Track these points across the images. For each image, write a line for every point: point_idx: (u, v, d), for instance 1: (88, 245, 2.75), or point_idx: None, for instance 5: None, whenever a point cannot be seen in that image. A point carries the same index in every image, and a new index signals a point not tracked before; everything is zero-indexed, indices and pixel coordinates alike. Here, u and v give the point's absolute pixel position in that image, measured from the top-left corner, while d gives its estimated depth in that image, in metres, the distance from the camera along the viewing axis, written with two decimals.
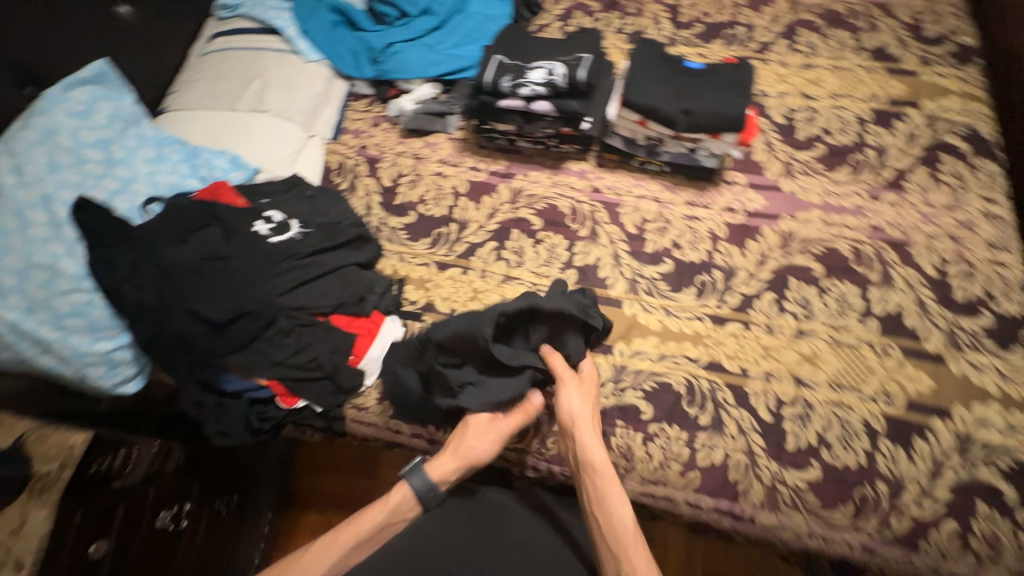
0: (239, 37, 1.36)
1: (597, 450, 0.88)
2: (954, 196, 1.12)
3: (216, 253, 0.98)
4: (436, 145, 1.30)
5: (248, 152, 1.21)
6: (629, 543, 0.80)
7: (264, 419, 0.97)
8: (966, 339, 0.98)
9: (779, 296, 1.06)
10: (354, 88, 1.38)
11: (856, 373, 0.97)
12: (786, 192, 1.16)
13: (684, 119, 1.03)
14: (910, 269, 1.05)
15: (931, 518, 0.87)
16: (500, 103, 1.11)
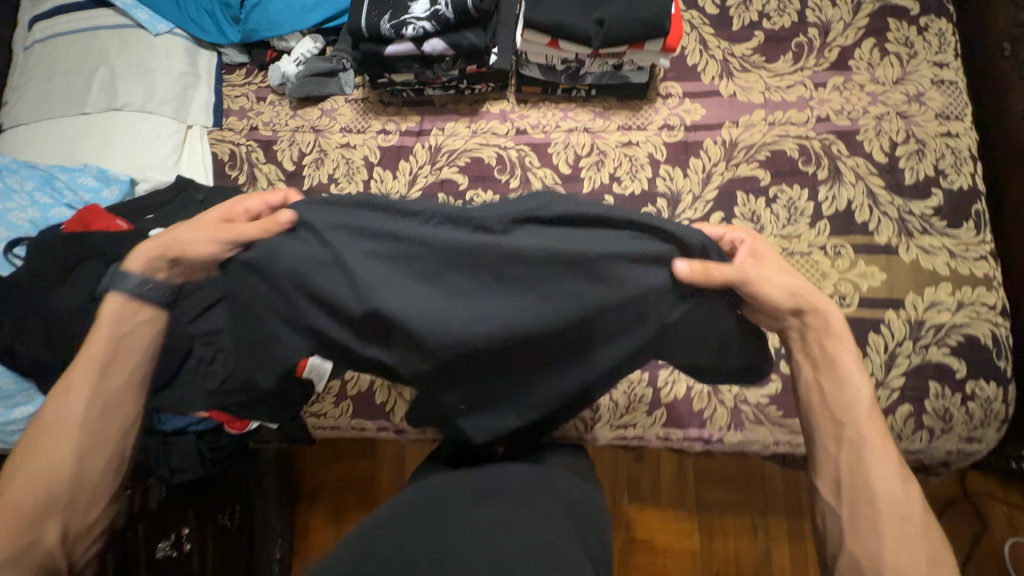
0: (61, 17, 1.09)
1: (815, 316, 0.60)
2: (904, 68, 1.01)
3: (102, 292, 0.86)
4: (335, 112, 1.13)
5: (116, 161, 1.04)
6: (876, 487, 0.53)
7: (217, 448, 0.95)
8: (917, 225, 0.94)
9: (727, 214, 0.99)
10: (225, 57, 1.16)
11: (810, 281, 0.94)
12: (725, 96, 1.05)
13: (598, 32, 0.88)
14: (859, 159, 0.98)
15: (887, 405, 0.90)
16: (387, 50, 0.91)
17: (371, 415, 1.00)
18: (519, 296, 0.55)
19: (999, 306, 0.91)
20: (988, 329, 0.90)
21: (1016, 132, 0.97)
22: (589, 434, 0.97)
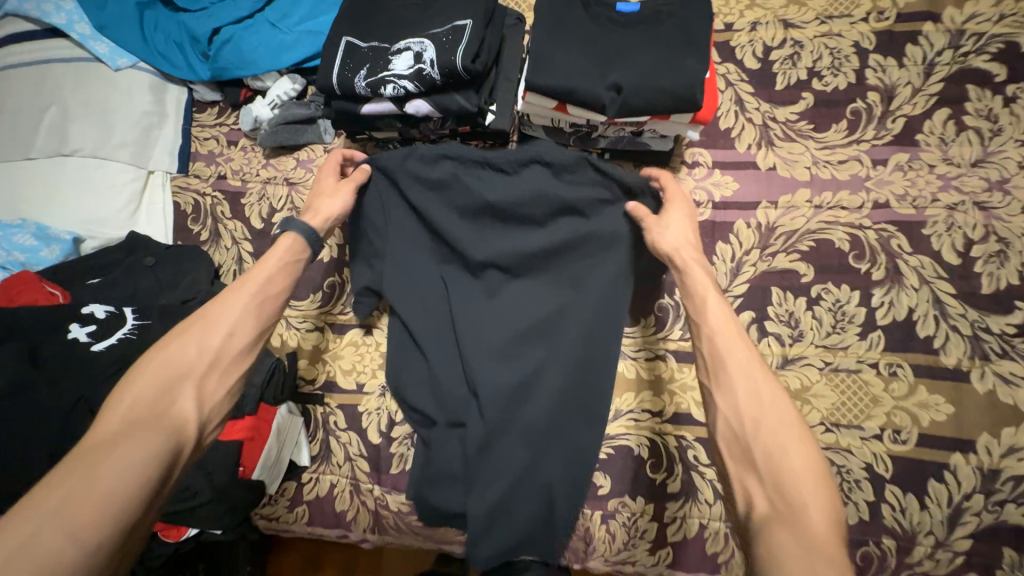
0: (12, 45, 0.97)
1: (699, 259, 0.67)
2: (986, 147, 0.84)
3: (12, 386, 0.73)
4: (312, 163, 1.00)
5: (63, 213, 0.92)
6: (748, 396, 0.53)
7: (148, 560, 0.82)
8: (994, 347, 0.77)
9: (759, 315, 0.83)
10: (196, 94, 1.04)
11: (858, 407, 0.78)
12: (763, 169, 0.89)
13: (615, 100, 0.72)
14: (925, 258, 0.81)
15: (947, 573, 0.73)
16: (362, 109, 0.77)
17: (328, 523, 0.86)
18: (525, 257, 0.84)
19: None
20: None
21: None
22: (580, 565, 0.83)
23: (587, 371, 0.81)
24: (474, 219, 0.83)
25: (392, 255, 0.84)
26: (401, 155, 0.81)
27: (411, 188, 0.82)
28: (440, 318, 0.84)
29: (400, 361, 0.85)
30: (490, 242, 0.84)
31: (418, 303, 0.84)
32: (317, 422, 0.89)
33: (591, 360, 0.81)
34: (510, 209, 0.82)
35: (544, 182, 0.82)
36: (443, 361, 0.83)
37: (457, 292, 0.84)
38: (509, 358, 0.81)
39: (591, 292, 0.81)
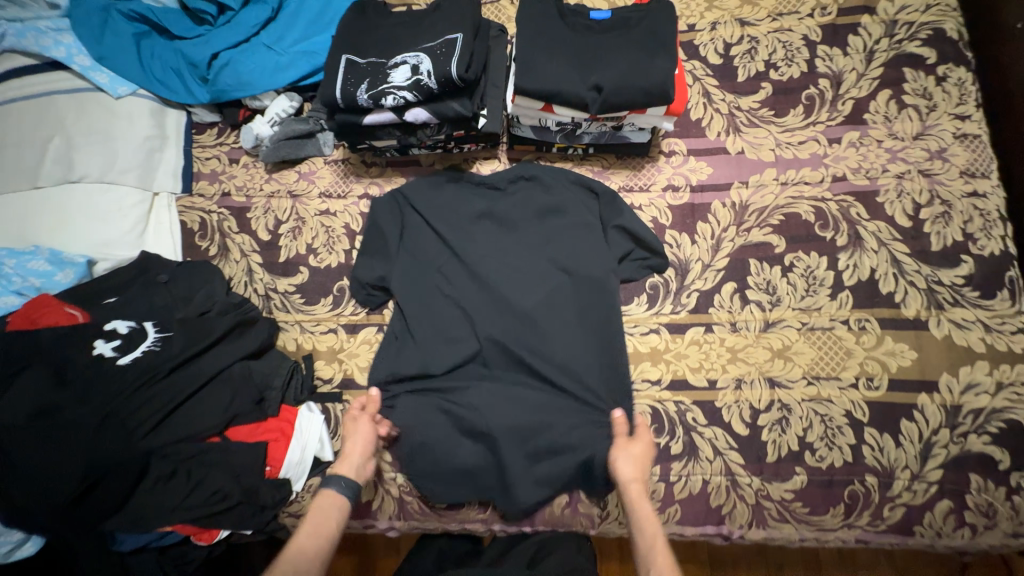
0: (10, 79, 1.00)
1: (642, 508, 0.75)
2: (924, 121, 0.94)
3: (44, 404, 0.76)
4: (313, 175, 1.05)
5: (75, 237, 0.95)
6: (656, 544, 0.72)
7: (182, 565, 0.85)
8: (947, 296, 0.86)
9: (740, 285, 0.91)
10: (195, 116, 1.08)
11: (834, 360, 0.86)
12: (733, 154, 0.97)
13: (596, 99, 0.80)
14: (881, 222, 0.91)
15: (924, 501, 0.81)
16: (364, 120, 0.83)
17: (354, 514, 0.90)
18: (523, 248, 0.94)
19: None
20: None
21: None
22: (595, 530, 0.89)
23: (587, 341, 0.89)
24: (476, 223, 0.96)
25: (404, 256, 0.95)
26: (419, 184, 0.99)
27: (422, 203, 0.97)
28: (448, 309, 0.93)
29: (408, 351, 0.92)
30: (491, 239, 0.95)
31: (428, 297, 0.93)
32: (336, 418, 0.93)
33: (591, 332, 0.90)
34: (506, 210, 0.96)
35: (533, 184, 0.97)
36: (455, 347, 0.90)
37: (464, 286, 0.93)
38: (517, 337, 0.90)
39: (584, 272, 0.91)
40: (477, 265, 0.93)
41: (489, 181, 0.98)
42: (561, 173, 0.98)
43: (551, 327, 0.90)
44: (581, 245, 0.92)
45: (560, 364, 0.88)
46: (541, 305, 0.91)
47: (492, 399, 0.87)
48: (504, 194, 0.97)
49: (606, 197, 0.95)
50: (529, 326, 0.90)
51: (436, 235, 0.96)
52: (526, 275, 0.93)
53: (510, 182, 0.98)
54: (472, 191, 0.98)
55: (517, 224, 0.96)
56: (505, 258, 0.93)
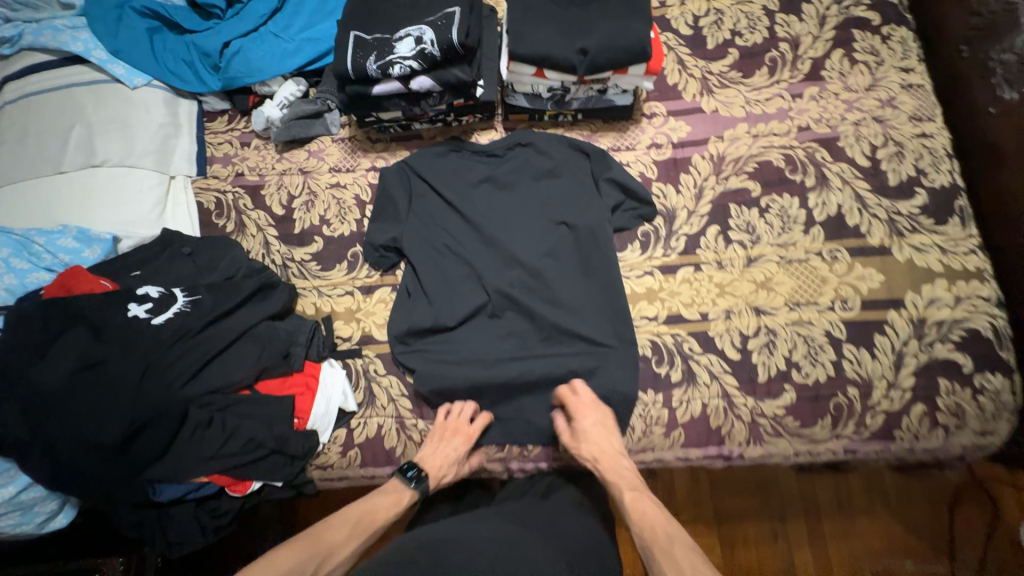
0: (32, 76, 1.06)
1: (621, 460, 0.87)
2: (874, 75, 1.06)
3: (86, 361, 0.81)
4: (322, 153, 1.12)
5: (98, 218, 1.00)
6: (647, 510, 0.80)
7: (217, 516, 0.89)
8: (906, 224, 0.97)
9: (723, 227, 1.00)
10: (206, 105, 1.15)
11: (811, 287, 0.95)
12: (708, 113, 1.07)
13: (583, 61, 0.89)
14: (843, 164, 1.01)
15: (900, 406, 0.90)
16: (374, 90, 0.91)
17: (379, 463, 0.95)
18: (524, 207, 1.01)
19: (993, 297, 0.93)
20: (986, 321, 0.92)
21: (984, 126, 1.01)
22: None
23: (590, 286, 0.97)
24: (478, 187, 1.03)
25: (413, 220, 1.02)
26: (423, 154, 1.06)
27: (427, 172, 1.04)
28: (457, 266, 0.99)
29: (421, 306, 0.97)
30: (493, 201, 1.02)
31: (438, 256, 1.00)
32: (357, 372, 0.98)
33: (592, 277, 0.97)
34: (505, 174, 1.03)
35: (529, 149, 1.05)
36: (467, 299, 0.96)
37: (472, 246, 1.00)
38: (524, 288, 0.97)
39: (582, 223, 0.98)
40: (483, 224, 0.99)
41: (488, 148, 1.06)
42: (553, 137, 1.05)
43: (555, 275, 0.97)
44: (579, 201, 1.00)
45: (565, 308, 0.95)
46: (546, 258, 0.98)
47: (505, 343, 0.95)
48: (502, 160, 1.05)
49: (596, 155, 1.03)
50: (535, 278, 0.97)
51: (443, 199, 1.03)
52: (529, 230, 1.00)
53: (506, 149, 1.06)
54: (473, 159, 1.06)
55: (518, 186, 1.03)
56: (508, 217, 1.01)
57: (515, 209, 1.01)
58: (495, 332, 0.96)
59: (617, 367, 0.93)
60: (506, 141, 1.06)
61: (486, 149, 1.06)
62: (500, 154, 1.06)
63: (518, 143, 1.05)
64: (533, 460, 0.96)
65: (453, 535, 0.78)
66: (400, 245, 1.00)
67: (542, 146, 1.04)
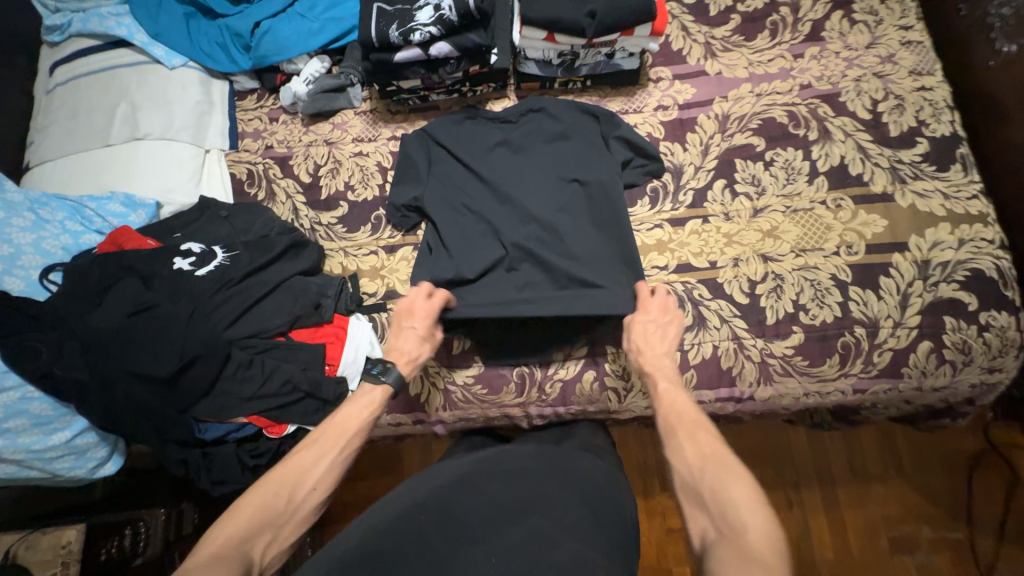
0: (82, 59, 1.15)
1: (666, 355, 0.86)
2: (873, 33, 1.09)
3: (139, 306, 0.88)
4: (346, 124, 1.19)
5: (142, 186, 1.08)
6: (677, 401, 0.79)
7: (256, 456, 0.95)
8: (908, 172, 1.00)
9: (729, 181, 1.04)
10: (237, 84, 1.22)
11: (816, 234, 0.99)
12: (712, 75, 1.12)
13: (591, 23, 0.95)
14: (845, 118, 1.05)
15: (907, 344, 0.93)
16: (395, 57, 0.98)
17: (405, 409, 1.01)
18: (539, 168, 1.05)
19: (997, 240, 0.96)
20: (991, 262, 0.94)
21: (984, 79, 1.04)
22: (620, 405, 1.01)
23: (603, 238, 1.00)
24: (494, 150, 1.07)
25: (433, 181, 1.06)
26: (441, 122, 1.11)
27: (445, 137, 1.08)
28: (474, 223, 1.03)
29: (442, 259, 1.01)
30: (508, 162, 1.06)
31: (457, 214, 1.04)
32: (383, 325, 1.04)
33: (605, 231, 1.00)
34: (519, 137, 1.07)
35: (542, 114, 1.09)
36: (485, 253, 0.99)
37: (489, 204, 1.03)
38: (540, 243, 0.99)
39: (595, 180, 1.01)
40: (498, 183, 1.03)
41: (502, 114, 1.10)
42: (564, 103, 1.09)
43: (569, 230, 0.99)
44: (590, 160, 1.04)
45: (580, 258, 0.98)
46: (561, 214, 1.01)
47: (522, 294, 0.97)
48: (516, 125, 1.09)
49: (605, 118, 1.07)
50: (551, 232, 1.00)
51: (460, 161, 1.07)
52: (544, 189, 1.03)
53: (520, 113, 1.09)
54: (489, 124, 1.10)
55: (532, 149, 1.07)
56: (523, 176, 1.04)
57: (531, 169, 1.05)
58: (512, 284, 0.98)
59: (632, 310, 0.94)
60: (520, 107, 1.10)
61: (501, 115, 1.10)
62: (514, 119, 1.10)
63: (532, 108, 1.09)
64: (551, 405, 1.01)
65: (468, 475, 0.78)
66: (421, 205, 1.05)
67: (554, 110, 1.08)
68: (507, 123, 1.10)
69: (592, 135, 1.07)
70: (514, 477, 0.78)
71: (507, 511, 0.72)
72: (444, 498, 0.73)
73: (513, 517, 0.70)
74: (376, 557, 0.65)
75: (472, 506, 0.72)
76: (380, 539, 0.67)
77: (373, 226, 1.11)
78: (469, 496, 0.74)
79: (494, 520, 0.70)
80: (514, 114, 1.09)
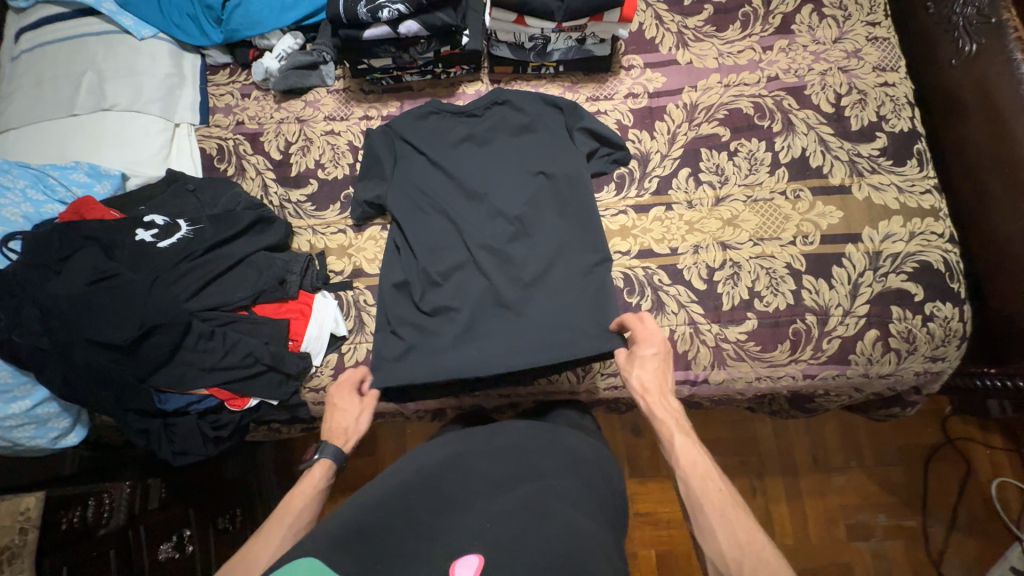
0: (49, 27, 1.14)
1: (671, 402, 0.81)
2: (841, 28, 1.11)
3: (99, 275, 0.89)
4: (318, 102, 1.18)
5: (107, 158, 1.07)
6: (695, 457, 0.75)
7: (218, 426, 0.96)
8: (866, 166, 1.02)
9: (694, 169, 1.06)
10: (209, 58, 1.21)
11: (774, 223, 1.01)
12: (683, 64, 1.13)
13: (560, 7, 0.96)
14: (809, 111, 1.07)
15: (855, 332, 0.96)
16: (365, 34, 0.99)
17: None
18: (507, 165, 1.05)
19: (947, 234, 0.99)
20: (939, 255, 0.98)
21: (946, 77, 1.07)
22: (583, 386, 1.03)
23: (572, 229, 1.01)
24: (460, 145, 1.07)
25: (398, 182, 1.06)
26: (405, 118, 1.10)
27: (411, 134, 1.08)
28: (440, 222, 1.03)
29: (406, 258, 1.02)
30: (476, 158, 1.06)
31: (422, 214, 1.04)
32: (349, 303, 1.05)
33: (574, 222, 1.01)
34: (485, 133, 1.08)
35: (508, 108, 1.09)
36: (453, 254, 1.01)
37: (455, 202, 1.03)
38: (505, 242, 1.00)
39: (559, 173, 1.02)
40: (467, 181, 1.03)
41: (466, 108, 1.09)
42: (527, 94, 1.09)
43: (537, 222, 1.01)
44: (556, 152, 1.05)
45: (546, 254, 0.99)
46: (526, 208, 1.01)
47: (489, 301, 0.98)
48: (483, 117, 1.09)
49: (569, 108, 1.07)
50: (517, 229, 1.01)
51: (426, 159, 1.07)
52: (512, 186, 1.03)
53: (483, 104, 1.09)
54: (455, 119, 1.09)
55: (500, 142, 1.07)
56: (489, 174, 1.05)
57: (501, 165, 1.05)
58: (479, 285, 0.99)
59: (598, 317, 0.95)
60: (484, 100, 1.09)
61: (467, 109, 1.09)
62: (480, 112, 1.09)
63: (498, 101, 1.09)
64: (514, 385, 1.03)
65: (459, 452, 0.79)
66: (384, 204, 1.04)
67: (516, 103, 1.08)
68: (474, 118, 1.09)
69: (558, 123, 1.07)
70: (505, 454, 0.79)
71: (501, 487, 0.73)
72: (434, 476, 0.74)
73: (510, 491, 0.71)
74: (366, 532, 0.63)
75: (465, 484, 0.73)
76: (375, 518, 0.65)
77: (343, 205, 1.11)
78: (465, 474, 0.75)
79: (487, 494, 0.72)
80: (480, 105, 1.09)
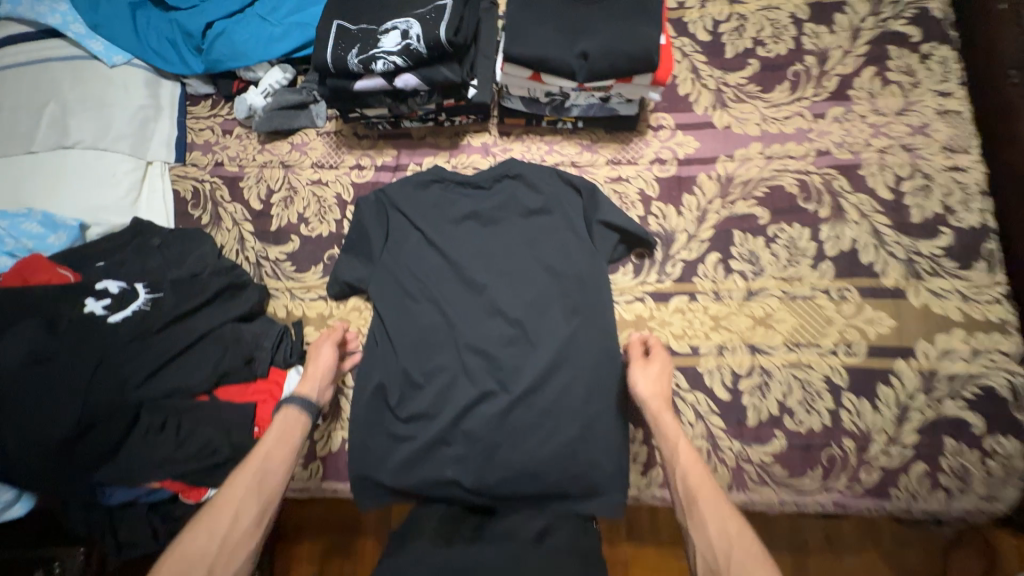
0: (12, 48, 1.02)
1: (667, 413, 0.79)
2: (907, 97, 0.96)
3: (39, 354, 0.78)
4: (306, 146, 1.06)
5: (66, 204, 0.96)
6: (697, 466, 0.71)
7: (169, 520, 0.86)
8: (925, 267, 0.88)
9: (724, 255, 0.93)
10: (189, 88, 1.09)
11: (814, 326, 0.88)
12: (719, 128, 0.99)
13: (583, 65, 0.82)
14: (862, 195, 0.93)
15: (899, 465, 0.83)
16: (355, 85, 0.86)
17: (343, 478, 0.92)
18: (513, 251, 0.92)
19: (1017, 354, 0.85)
20: (1005, 379, 0.84)
21: None
22: None
23: (579, 344, 0.87)
24: (461, 224, 0.95)
25: (386, 262, 0.94)
26: (401, 186, 0.97)
27: (406, 206, 0.96)
28: (430, 312, 0.91)
29: (387, 352, 0.91)
30: (478, 241, 0.94)
31: (409, 302, 0.92)
32: None
33: (582, 338, 0.87)
34: (492, 211, 0.94)
35: (519, 182, 0.95)
36: (443, 352, 0.89)
37: (449, 291, 0.92)
38: (500, 343, 0.88)
39: (571, 271, 0.90)
40: (465, 267, 0.91)
41: (471, 180, 0.96)
42: (541, 171, 0.96)
43: (538, 329, 0.88)
44: (565, 245, 0.91)
45: (548, 364, 0.85)
46: (529, 308, 0.89)
47: (477, 413, 0.86)
48: (489, 192, 0.96)
49: (588, 193, 0.93)
50: (517, 330, 0.88)
51: (421, 237, 0.95)
52: (516, 277, 0.91)
53: (490, 176, 0.96)
54: (458, 191, 0.97)
55: (503, 225, 0.94)
56: (491, 262, 0.92)
57: (505, 250, 0.93)
58: (468, 392, 0.87)
59: (600, 450, 0.84)
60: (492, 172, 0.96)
61: (471, 180, 0.97)
62: (486, 183, 0.96)
63: (508, 173, 0.95)
64: None
65: None
66: (369, 289, 0.93)
67: (526, 180, 0.95)
68: (479, 190, 0.96)
69: (574, 206, 0.94)
70: None
71: None
72: None
73: None
74: None
75: None
76: None
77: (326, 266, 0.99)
78: None
79: None
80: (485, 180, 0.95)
